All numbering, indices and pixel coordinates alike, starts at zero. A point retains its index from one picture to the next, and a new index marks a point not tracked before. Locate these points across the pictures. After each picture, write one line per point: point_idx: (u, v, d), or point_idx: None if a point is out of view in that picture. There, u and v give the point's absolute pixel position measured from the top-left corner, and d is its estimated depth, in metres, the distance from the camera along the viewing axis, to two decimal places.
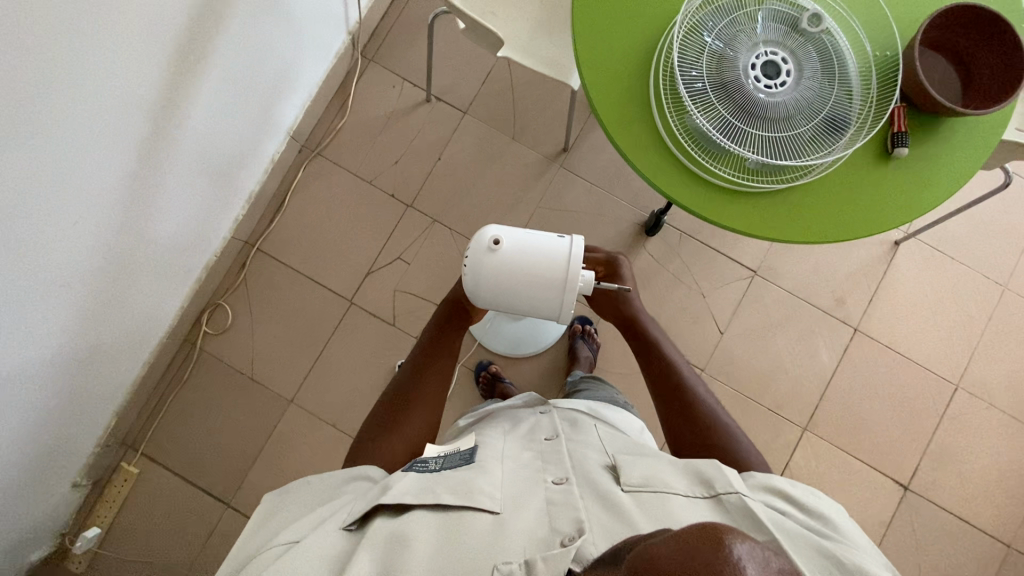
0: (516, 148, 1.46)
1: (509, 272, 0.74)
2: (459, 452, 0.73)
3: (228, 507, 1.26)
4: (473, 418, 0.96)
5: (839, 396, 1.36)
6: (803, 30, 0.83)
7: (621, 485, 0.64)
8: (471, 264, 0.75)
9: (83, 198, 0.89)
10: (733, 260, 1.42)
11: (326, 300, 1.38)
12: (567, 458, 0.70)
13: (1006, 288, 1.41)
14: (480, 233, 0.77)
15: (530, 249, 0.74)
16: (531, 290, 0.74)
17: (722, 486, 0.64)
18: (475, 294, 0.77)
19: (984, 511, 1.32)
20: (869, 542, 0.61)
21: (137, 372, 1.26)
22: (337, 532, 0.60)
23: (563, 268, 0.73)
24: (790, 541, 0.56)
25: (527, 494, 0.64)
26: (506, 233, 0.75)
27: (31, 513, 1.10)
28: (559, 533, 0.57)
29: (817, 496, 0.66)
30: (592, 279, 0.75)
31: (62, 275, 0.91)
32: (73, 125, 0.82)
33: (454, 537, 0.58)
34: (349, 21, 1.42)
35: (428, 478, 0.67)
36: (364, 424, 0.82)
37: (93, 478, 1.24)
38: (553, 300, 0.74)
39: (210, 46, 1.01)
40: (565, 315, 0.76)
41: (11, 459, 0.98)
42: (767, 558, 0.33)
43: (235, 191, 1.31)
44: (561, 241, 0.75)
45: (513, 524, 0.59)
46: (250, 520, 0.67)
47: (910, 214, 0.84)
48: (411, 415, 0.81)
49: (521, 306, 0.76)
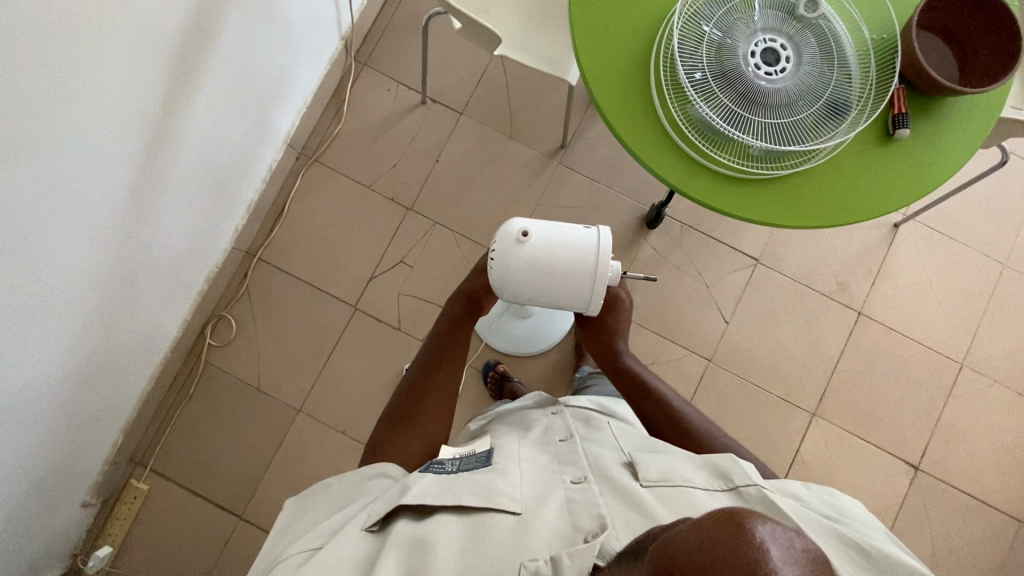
0: (514, 146, 1.46)
1: (539, 262, 0.74)
2: (477, 454, 0.74)
3: (241, 520, 1.25)
4: (483, 421, 0.95)
5: (846, 380, 1.37)
6: (800, 16, 0.83)
7: (640, 481, 0.64)
8: (500, 258, 0.75)
9: (85, 208, 0.88)
10: (735, 249, 1.42)
11: (330, 307, 1.38)
12: (583, 457, 0.70)
13: (1006, 265, 1.42)
14: (507, 225, 0.77)
15: (560, 239, 0.75)
16: (560, 281, 0.74)
17: (740, 478, 0.63)
18: (503, 286, 0.77)
19: (994, 488, 1.33)
20: (881, 528, 0.60)
21: (143, 388, 1.25)
22: (358, 534, 0.59)
23: (593, 257, 0.74)
24: (811, 528, 0.56)
25: (547, 494, 0.64)
26: (534, 225, 0.75)
27: (41, 536, 1.09)
28: (581, 531, 0.56)
29: (830, 495, 0.65)
30: (619, 271, 0.76)
31: (65, 287, 0.90)
32: (74, 133, 0.81)
33: (476, 539, 0.57)
34: (341, 26, 1.42)
35: (445, 479, 0.66)
36: (382, 419, 0.85)
37: (103, 497, 1.23)
38: (582, 290, 0.75)
39: (206, 55, 1.01)
40: (595, 305, 0.76)
41: (20, 481, 0.97)
42: (792, 538, 0.33)
43: (235, 201, 1.30)
44: (589, 232, 0.76)
45: (535, 523, 0.58)
46: (274, 527, 0.68)
47: (914, 196, 0.85)
48: (430, 407, 0.84)
49: (550, 297, 0.76)
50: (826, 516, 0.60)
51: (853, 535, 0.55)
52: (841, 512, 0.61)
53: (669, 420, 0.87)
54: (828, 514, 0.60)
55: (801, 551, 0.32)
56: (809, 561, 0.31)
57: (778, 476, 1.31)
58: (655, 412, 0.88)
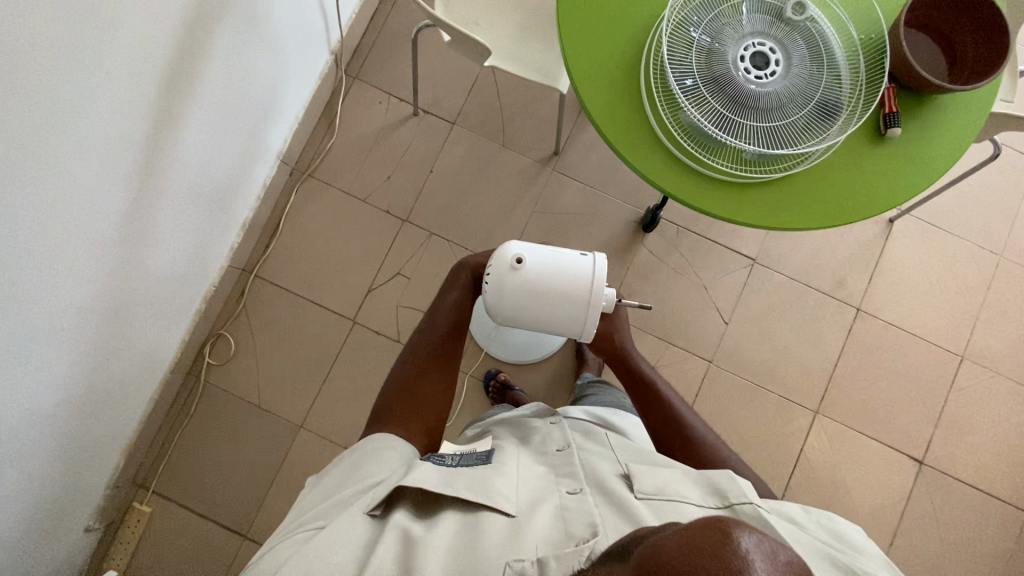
0: (507, 154, 1.46)
1: (533, 291, 0.74)
2: (475, 452, 0.75)
3: (246, 539, 1.25)
4: (481, 427, 0.95)
5: (847, 377, 1.37)
6: (788, 19, 0.83)
7: (635, 493, 0.64)
8: (494, 283, 0.75)
9: (80, 237, 0.89)
10: (731, 250, 1.42)
11: (327, 322, 1.37)
12: (580, 467, 0.69)
13: (1001, 257, 1.43)
14: (502, 249, 0.77)
15: (554, 269, 0.74)
16: (555, 307, 0.74)
17: (736, 496, 0.63)
18: (498, 310, 0.77)
19: (998, 480, 1.33)
20: (874, 553, 0.60)
21: (143, 410, 1.24)
22: (360, 517, 0.59)
23: (587, 285, 0.74)
24: (804, 549, 0.55)
25: (541, 499, 0.63)
26: (529, 252, 0.75)
27: (44, 564, 1.08)
28: (573, 537, 0.55)
29: (826, 517, 0.64)
30: (613, 298, 0.77)
31: (62, 316, 0.90)
32: (66, 165, 0.81)
33: (470, 535, 0.57)
34: (330, 40, 1.42)
35: (445, 472, 0.66)
36: (383, 385, 0.85)
37: (106, 521, 1.22)
38: (578, 317, 0.75)
39: (195, 80, 1.01)
40: (590, 332, 0.76)
41: (19, 512, 0.96)
42: (776, 551, 0.33)
43: (230, 218, 1.30)
44: (585, 259, 0.76)
45: (527, 527, 0.58)
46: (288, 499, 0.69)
47: (904, 197, 0.85)
48: (431, 371, 0.85)
49: (546, 323, 0.76)
50: (821, 540, 0.59)
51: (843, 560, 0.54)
52: (837, 537, 0.61)
53: (668, 429, 0.87)
54: (821, 538, 0.59)
55: (783, 561, 0.32)
56: (790, 573, 0.31)
57: (781, 476, 1.31)
58: (659, 423, 0.88)
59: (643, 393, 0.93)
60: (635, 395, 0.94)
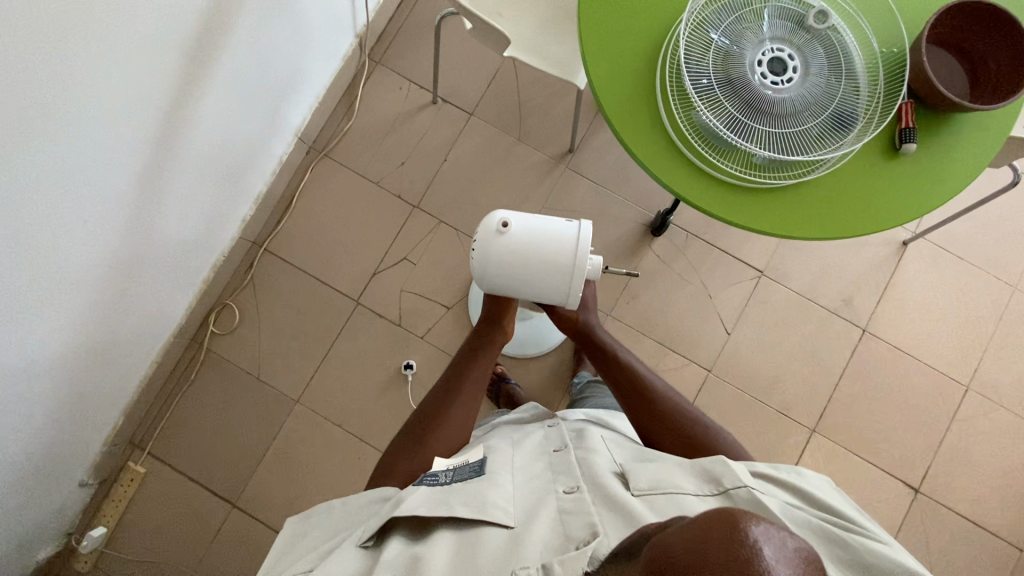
0: (521, 148, 1.46)
1: (518, 255, 0.74)
2: (470, 464, 0.73)
3: (235, 508, 1.26)
4: (484, 430, 0.95)
5: (847, 397, 1.35)
6: (809, 27, 0.83)
7: (632, 490, 0.63)
8: (479, 247, 0.76)
9: (94, 195, 0.90)
10: (739, 260, 1.42)
11: (331, 301, 1.39)
12: (576, 466, 0.69)
13: (1016, 288, 1.40)
14: (489, 216, 0.77)
15: (540, 233, 0.74)
16: (539, 273, 0.75)
17: (731, 481, 0.63)
18: (483, 276, 0.77)
19: (996, 513, 1.31)
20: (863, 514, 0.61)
21: (145, 370, 1.26)
22: (354, 551, 0.60)
23: (572, 251, 0.74)
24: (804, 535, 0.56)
25: (540, 504, 0.64)
26: (515, 216, 0.75)
27: (36, 513, 1.10)
28: (573, 540, 0.56)
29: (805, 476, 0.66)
30: (599, 263, 0.77)
31: (69, 272, 0.92)
32: (88, 122, 0.83)
33: (468, 551, 0.58)
34: (356, 24, 1.44)
35: (439, 491, 0.66)
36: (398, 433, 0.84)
37: (100, 478, 1.25)
38: (562, 283, 0.75)
39: (220, 51, 1.03)
40: (575, 297, 0.76)
41: (15, 459, 0.98)
42: (784, 537, 0.32)
43: (243, 192, 1.32)
44: (570, 224, 0.76)
45: (527, 536, 0.58)
46: (273, 548, 0.68)
47: (935, 201, 0.84)
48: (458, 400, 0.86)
49: (530, 289, 0.77)
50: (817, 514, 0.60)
51: (835, 530, 0.56)
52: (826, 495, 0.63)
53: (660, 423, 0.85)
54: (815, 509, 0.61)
55: (794, 549, 0.31)
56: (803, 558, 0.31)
57: None
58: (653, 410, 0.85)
59: (633, 396, 0.87)
60: (622, 397, 0.88)
